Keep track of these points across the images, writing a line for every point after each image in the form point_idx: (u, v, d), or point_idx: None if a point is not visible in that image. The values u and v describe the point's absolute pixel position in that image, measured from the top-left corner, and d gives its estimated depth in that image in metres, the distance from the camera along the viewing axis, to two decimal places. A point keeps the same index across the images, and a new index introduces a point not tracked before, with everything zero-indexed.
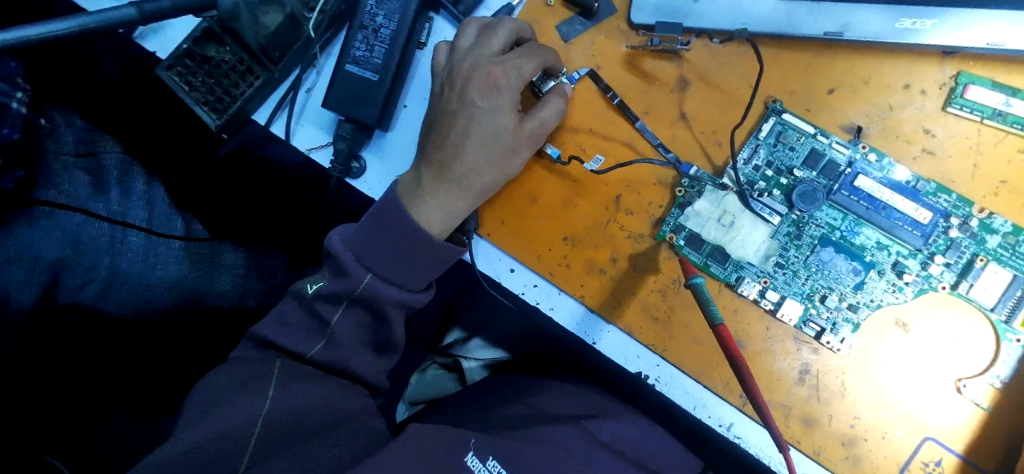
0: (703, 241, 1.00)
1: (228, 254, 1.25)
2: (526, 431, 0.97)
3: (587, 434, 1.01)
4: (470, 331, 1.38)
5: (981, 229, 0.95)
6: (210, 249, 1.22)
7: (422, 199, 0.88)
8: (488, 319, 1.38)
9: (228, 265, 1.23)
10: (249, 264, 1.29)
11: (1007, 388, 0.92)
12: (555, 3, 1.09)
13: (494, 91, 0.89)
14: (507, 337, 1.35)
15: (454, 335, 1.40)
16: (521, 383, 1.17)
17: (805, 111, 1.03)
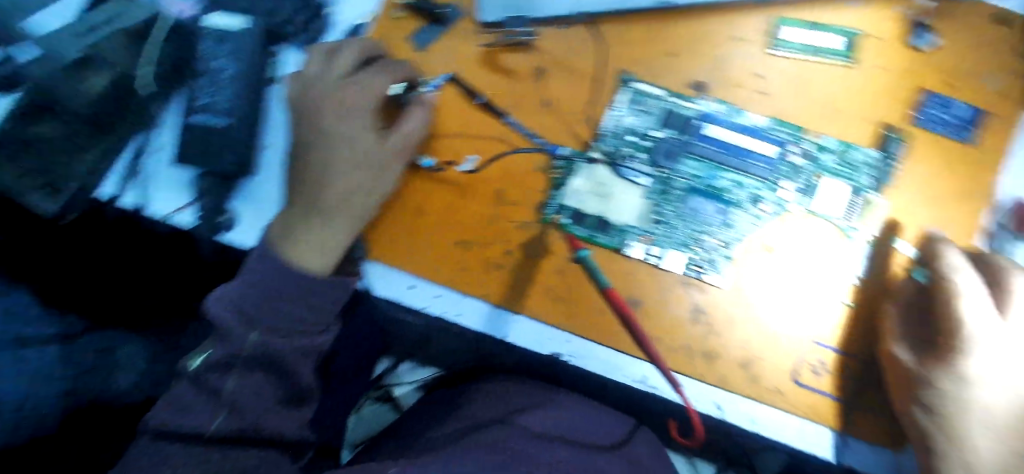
0: (585, 214, 1.07)
1: (123, 349, 1.21)
2: (471, 438, 1.00)
3: (523, 430, 1.04)
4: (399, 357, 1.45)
5: (817, 150, 1.06)
6: (101, 345, 1.18)
7: (299, 238, 0.88)
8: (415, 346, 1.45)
9: (124, 363, 1.20)
10: (153, 354, 1.26)
11: (863, 284, 1.04)
12: (404, 15, 1.07)
13: (347, 112, 0.88)
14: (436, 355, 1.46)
15: (384, 366, 1.44)
16: (457, 394, 1.24)
17: (652, 76, 1.09)
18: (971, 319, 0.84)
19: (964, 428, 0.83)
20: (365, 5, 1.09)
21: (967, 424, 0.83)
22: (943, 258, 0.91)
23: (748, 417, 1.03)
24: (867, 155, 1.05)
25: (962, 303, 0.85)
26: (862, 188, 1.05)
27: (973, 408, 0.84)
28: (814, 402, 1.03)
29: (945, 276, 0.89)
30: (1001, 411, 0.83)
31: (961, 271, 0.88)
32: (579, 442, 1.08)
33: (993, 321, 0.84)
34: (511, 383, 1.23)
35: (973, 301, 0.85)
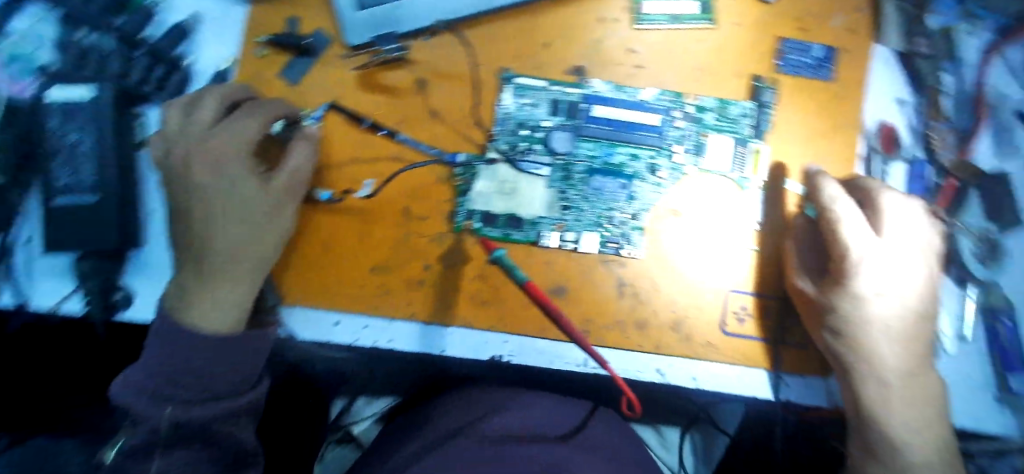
0: (496, 215, 1.08)
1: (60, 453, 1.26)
2: (434, 456, 0.99)
3: (485, 437, 1.03)
4: (354, 392, 1.42)
5: (699, 111, 1.11)
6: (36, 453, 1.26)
7: (199, 299, 0.84)
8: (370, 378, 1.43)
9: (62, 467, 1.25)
10: (87, 453, 1.27)
11: (765, 227, 1.10)
12: (269, 53, 1.03)
13: (219, 161, 0.84)
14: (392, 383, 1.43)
15: (338, 406, 1.41)
16: (415, 419, 1.20)
17: (533, 69, 1.11)
18: (854, 243, 0.89)
19: (869, 342, 0.89)
20: (224, 48, 1.03)
21: (871, 338, 0.89)
22: (823, 189, 0.96)
23: (689, 376, 1.07)
24: (743, 108, 1.11)
25: (844, 229, 0.90)
26: (745, 138, 1.11)
27: (873, 322, 0.89)
28: (742, 347, 1.08)
29: (827, 206, 0.94)
30: (898, 319, 0.89)
31: (839, 199, 0.93)
32: (541, 434, 1.08)
33: (875, 239, 0.90)
34: (466, 396, 1.21)
35: (853, 225, 0.90)
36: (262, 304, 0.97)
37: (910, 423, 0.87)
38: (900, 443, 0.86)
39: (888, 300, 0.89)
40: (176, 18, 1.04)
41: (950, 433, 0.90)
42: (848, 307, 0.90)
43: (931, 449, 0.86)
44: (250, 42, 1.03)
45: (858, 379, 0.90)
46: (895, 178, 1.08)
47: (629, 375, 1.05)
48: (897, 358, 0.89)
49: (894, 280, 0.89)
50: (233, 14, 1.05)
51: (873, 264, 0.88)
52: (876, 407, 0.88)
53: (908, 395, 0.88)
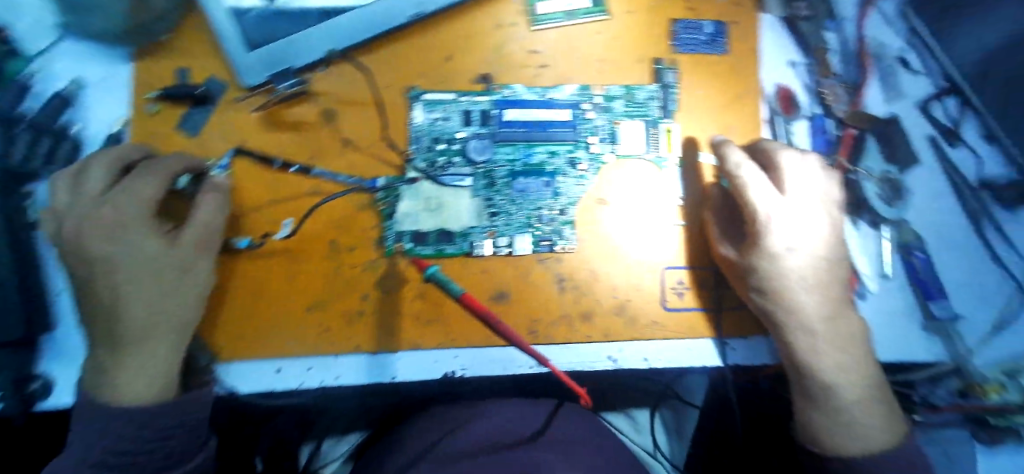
0: (425, 233, 1.07)
1: None
2: None
3: (454, 456, 1.02)
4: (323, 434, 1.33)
5: (607, 100, 1.14)
6: None
7: (120, 371, 0.82)
8: (339, 416, 1.35)
9: None
10: None
11: (687, 202, 1.13)
12: (161, 108, 1.02)
13: (117, 229, 0.81)
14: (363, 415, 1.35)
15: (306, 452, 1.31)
16: (380, 450, 1.17)
17: (440, 83, 1.11)
18: (762, 204, 0.94)
19: (792, 295, 0.93)
20: (114, 109, 1.00)
21: (794, 291, 0.93)
22: (728, 157, 1.00)
23: (641, 357, 1.08)
24: (649, 91, 1.14)
25: (751, 193, 0.95)
26: (655, 119, 1.14)
27: (793, 275, 0.93)
28: (686, 320, 1.11)
29: (733, 174, 0.98)
30: (815, 269, 0.94)
31: (744, 165, 0.98)
32: (506, 442, 1.07)
33: (780, 198, 0.95)
34: (428, 420, 1.18)
35: (758, 188, 0.95)
36: (195, 366, 0.95)
37: (840, 364, 0.92)
38: (832, 384, 0.92)
39: (803, 252, 0.93)
40: (56, 86, 1.00)
41: (877, 366, 0.96)
42: (767, 265, 0.94)
43: (860, 387, 0.92)
44: (139, 99, 1.01)
45: (787, 331, 0.95)
46: (799, 134, 1.14)
47: (583, 366, 1.07)
48: (819, 305, 0.93)
49: (806, 233, 0.94)
50: (117, 73, 1.02)
51: (782, 221, 0.93)
52: (808, 355, 0.93)
53: (834, 338, 0.93)
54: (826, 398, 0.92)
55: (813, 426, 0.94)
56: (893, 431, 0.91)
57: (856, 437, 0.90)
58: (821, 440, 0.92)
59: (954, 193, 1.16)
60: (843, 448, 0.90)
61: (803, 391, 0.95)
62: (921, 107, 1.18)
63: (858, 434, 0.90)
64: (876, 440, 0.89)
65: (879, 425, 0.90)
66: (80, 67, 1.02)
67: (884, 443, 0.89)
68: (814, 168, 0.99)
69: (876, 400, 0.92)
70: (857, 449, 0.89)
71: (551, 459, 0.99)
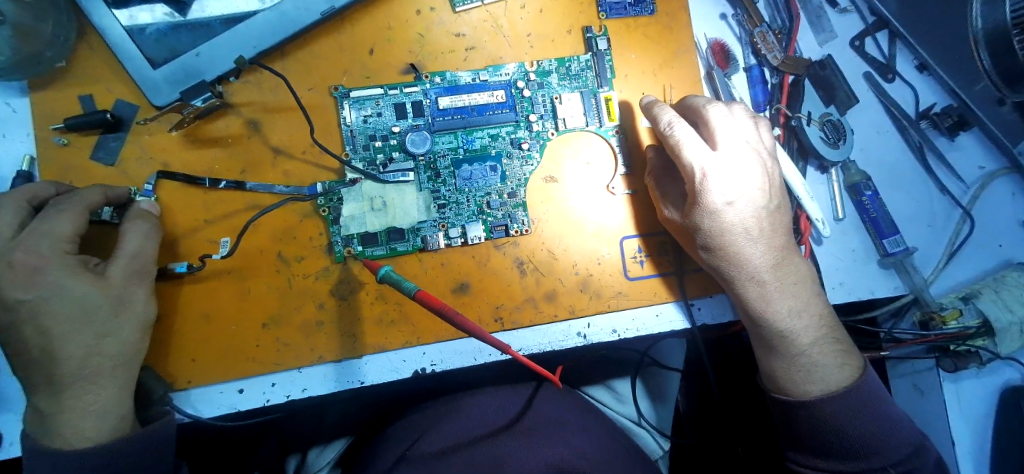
0: (374, 233, 1.04)
1: None
2: None
3: (432, 454, 0.97)
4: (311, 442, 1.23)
5: (541, 76, 1.12)
6: None
7: (64, 415, 0.79)
8: (324, 421, 1.27)
9: None
10: None
11: (635, 169, 1.12)
12: (69, 139, 0.98)
13: (34, 271, 0.78)
14: (348, 418, 1.26)
15: (293, 463, 1.21)
16: (360, 460, 1.10)
17: (366, 79, 1.07)
18: (697, 160, 0.93)
19: (737, 248, 0.93)
20: (20, 146, 0.97)
21: (739, 244, 0.93)
22: (660, 118, 0.99)
23: (610, 328, 1.08)
24: (583, 62, 1.13)
25: (686, 151, 0.94)
26: (593, 89, 1.12)
27: (737, 229, 0.93)
28: (649, 287, 1.11)
29: (667, 134, 0.97)
30: (757, 220, 0.94)
31: (676, 123, 0.97)
32: (483, 434, 1.03)
33: (714, 153, 0.94)
34: (403, 424, 1.12)
35: (692, 145, 0.94)
36: (150, 397, 0.93)
37: (792, 310, 0.93)
38: (787, 331, 0.92)
39: (743, 204, 0.93)
40: None
41: (827, 307, 0.97)
42: (710, 222, 0.93)
43: (813, 326, 0.93)
44: (44, 131, 0.97)
45: (738, 285, 0.95)
46: (738, 87, 1.15)
47: (553, 347, 1.07)
48: (765, 255, 0.94)
49: (743, 184, 0.93)
50: (16, 108, 0.98)
51: (719, 176, 0.92)
52: (761, 306, 0.94)
53: (783, 285, 0.94)
54: (783, 346, 0.93)
55: (777, 374, 0.94)
56: (852, 367, 0.92)
57: (816, 379, 0.91)
58: (785, 387, 0.93)
59: (894, 128, 1.17)
60: (806, 392, 0.91)
61: (762, 342, 0.96)
62: (854, 45, 1.19)
63: (817, 375, 0.91)
64: (836, 378, 0.91)
65: (837, 364, 0.91)
66: None
67: (843, 381, 0.91)
68: (742, 121, 1.00)
69: (832, 339, 0.93)
70: (820, 390, 0.90)
71: (520, 449, 0.97)
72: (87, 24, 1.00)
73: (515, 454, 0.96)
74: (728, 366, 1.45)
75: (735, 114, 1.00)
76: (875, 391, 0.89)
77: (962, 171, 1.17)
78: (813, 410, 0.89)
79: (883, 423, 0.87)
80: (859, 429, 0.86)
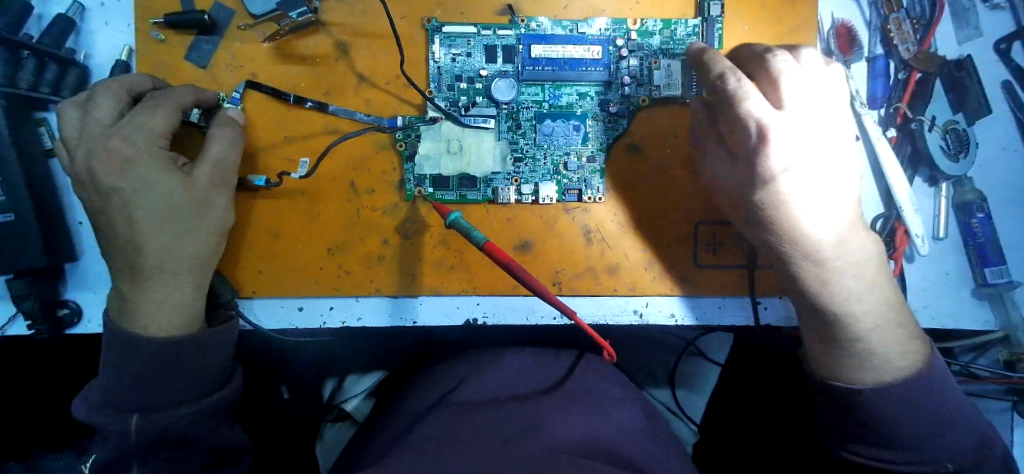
0: (447, 177, 1.02)
1: None
2: (416, 428, 0.90)
3: (475, 401, 0.98)
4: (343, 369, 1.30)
5: (642, 37, 1.04)
6: None
7: (143, 304, 0.81)
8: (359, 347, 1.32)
9: None
10: None
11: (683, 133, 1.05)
12: (166, 36, 0.98)
13: (129, 161, 0.79)
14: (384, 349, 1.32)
15: (329, 386, 1.27)
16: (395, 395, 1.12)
17: (460, 15, 1.03)
18: (760, 116, 0.79)
19: (794, 216, 0.80)
20: (116, 36, 0.97)
21: (799, 213, 0.80)
22: (713, 67, 0.85)
23: (669, 312, 1.05)
24: (689, 27, 1.05)
25: (748, 104, 0.79)
26: None
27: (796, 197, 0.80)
28: (718, 276, 1.06)
29: (722, 85, 0.82)
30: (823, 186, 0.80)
31: (732, 73, 0.82)
32: (526, 391, 1.02)
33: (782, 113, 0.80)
34: (445, 366, 1.13)
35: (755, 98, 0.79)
36: (218, 300, 0.94)
37: (852, 291, 0.80)
38: (841, 314, 0.80)
39: (811, 174, 0.80)
40: (57, 10, 0.96)
41: (895, 290, 0.83)
42: (762, 193, 0.81)
43: (873, 309, 0.80)
44: (140, 24, 0.97)
45: (791, 262, 0.82)
46: (857, 78, 1.05)
47: (608, 321, 1.04)
48: (828, 227, 0.80)
49: (810, 148, 0.79)
50: None
51: (787, 136, 0.78)
52: (816, 288, 0.81)
53: (845, 263, 0.80)
54: (834, 331, 0.81)
55: (826, 362, 0.82)
56: (914, 355, 0.78)
57: (872, 367, 0.78)
58: (832, 375, 0.81)
59: None
60: (858, 381, 0.78)
61: (811, 323, 0.84)
62: (1000, 48, 1.06)
63: (873, 364, 0.78)
64: (895, 367, 0.78)
65: (899, 354, 0.78)
66: None
67: (903, 370, 0.77)
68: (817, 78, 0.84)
69: (894, 324, 0.80)
70: (875, 380, 0.78)
71: (563, 414, 0.94)
72: None
73: (551, 418, 0.92)
74: (774, 369, 1.39)
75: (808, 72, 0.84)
76: (941, 382, 0.76)
77: None
78: (863, 402, 0.76)
79: (948, 418, 0.74)
80: (921, 425, 0.74)
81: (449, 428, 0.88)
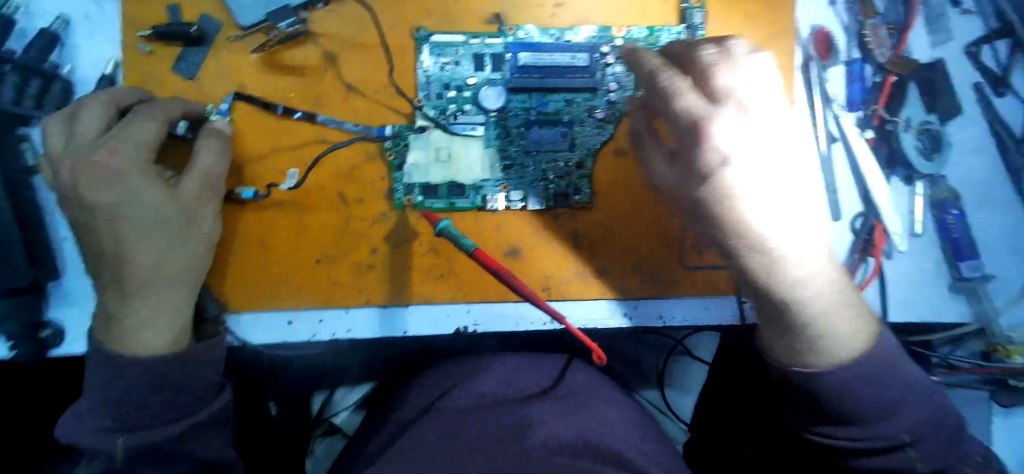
0: (436, 185, 1.02)
1: None
2: (406, 438, 0.91)
3: (465, 408, 0.98)
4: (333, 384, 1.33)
5: (628, 43, 1.06)
6: None
7: (131, 321, 0.80)
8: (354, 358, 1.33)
9: None
10: None
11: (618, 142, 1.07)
12: (154, 48, 0.96)
13: (115, 175, 0.78)
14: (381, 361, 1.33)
15: (318, 400, 1.31)
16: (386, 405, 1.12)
17: (448, 24, 1.03)
18: (694, 107, 0.71)
19: (734, 202, 0.71)
20: (101, 48, 0.96)
21: (741, 201, 0.71)
22: (646, 65, 0.78)
23: (658, 313, 1.07)
24: (673, 33, 1.06)
25: (683, 97, 0.72)
26: None
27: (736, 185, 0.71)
28: (706, 276, 1.08)
29: (659, 80, 0.75)
30: (765, 166, 0.71)
31: (664, 70, 0.76)
32: (518, 396, 1.03)
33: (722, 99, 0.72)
34: (436, 373, 1.13)
35: (688, 90, 0.73)
36: (205, 315, 0.92)
37: (801, 276, 0.70)
38: (792, 302, 0.70)
39: (752, 159, 0.71)
40: (40, 24, 0.95)
41: (841, 268, 0.75)
42: (705, 188, 0.73)
43: (824, 290, 0.71)
44: (126, 35, 0.96)
45: (738, 251, 0.73)
46: (834, 81, 1.08)
47: (598, 324, 1.05)
48: (772, 211, 0.71)
49: (751, 128, 0.71)
50: (105, 9, 0.96)
51: (727, 123, 0.70)
52: (762, 275, 0.72)
53: (793, 246, 0.71)
54: (786, 320, 0.72)
55: (781, 352, 0.73)
56: (869, 334, 0.70)
57: (827, 351, 0.69)
58: (787, 365, 0.71)
59: (995, 147, 1.10)
60: (815, 365, 0.69)
61: (763, 314, 0.75)
62: (970, 51, 1.10)
63: (827, 346, 0.69)
64: (851, 345, 0.69)
65: (854, 336, 0.69)
66: (63, 2, 0.96)
67: (859, 346, 0.69)
68: (744, 61, 0.76)
69: (845, 304, 0.71)
70: (831, 362, 0.68)
71: (554, 416, 0.95)
72: None
73: (544, 422, 0.93)
74: None
75: (738, 54, 0.76)
76: (892, 352, 0.68)
77: None
78: (823, 392, 0.67)
79: (900, 390, 0.65)
80: (877, 406, 0.65)
81: (437, 433, 0.88)
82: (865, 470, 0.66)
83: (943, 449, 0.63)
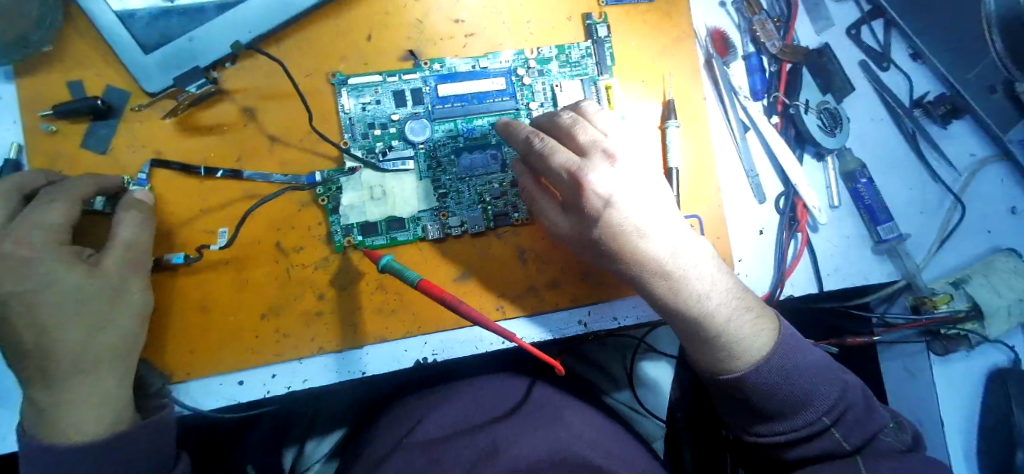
0: (374, 223, 1.03)
1: None
2: None
3: (432, 440, 0.98)
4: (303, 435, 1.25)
5: (541, 64, 1.10)
6: None
7: (61, 409, 0.77)
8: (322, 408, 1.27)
9: None
10: None
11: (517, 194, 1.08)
12: (58, 127, 0.95)
13: (25, 263, 0.76)
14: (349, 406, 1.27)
15: (290, 455, 1.24)
16: (355, 449, 1.10)
17: (363, 66, 1.05)
18: (568, 161, 0.82)
19: (637, 241, 0.83)
20: (4, 134, 0.94)
21: (645, 238, 0.83)
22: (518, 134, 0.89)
23: (610, 316, 1.09)
24: (582, 49, 1.11)
25: (557, 154, 0.83)
26: (593, 77, 1.10)
27: (629, 225, 0.82)
28: None
29: (533, 144, 0.86)
30: (652, 206, 0.84)
31: (535, 135, 0.86)
32: (485, 420, 1.03)
33: (593, 155, 0.84)
34: (402, 408, 1.13)
35: (560, 149, 0.84)
36: (147, 389, 0.92)
37: (703, 292, 0.84)
38: (701, 316, 0.84)
39: (637, 202, 0.83)
40: None
41: (731, 275, 0.89)
42: (602, 228, 0.83)
43: (724, 300, 0.85)
44: (29, 118, 0.95)
45: (647, 281, 0.85)
46: (737, 75, 1.16)
47: (553, 336, 1.07)
48: (666, 242, 0.84)
49: (629, 177, 0.83)
50: (4, 94, 0.95)
51: (603, 173, 0.81)
52: (672, 297, 0.84)
53: (690, 269, 0.84)
54: (702, 333, 0.85)
55: (707, 360, 0.86)
56: (768, 328, 0.85)
57: (741, 352, 0.83)
58: (715, 370, 0.85)
59: (889, 117, 1.19)
60: (736, 367, 0.83)
61: (683, 332, 0.88)
62: (851, 33, 1.20)
63: (741, 349, 0.83)
64: (758, 343, 0.83)
65: (757, 332, 0.84)
66: None
67: (765, 342, 0.84)
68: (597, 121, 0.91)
69: (744, 307, 0.86)
70: (747, 362, 0.83)
71: (521, 434, 0.95)
72: (76, 7, 0.97)
73: (512, 442, 0.93)
74: None
75: (591, 116, 0.91)
76: (794, 342, 0.84)
77: (955, 158, 1.20)
78: (750, 388, 0.81)
79: (811, 375, 0.81)
80: (797, 398, 0.80)
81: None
82: (803, 456, 0.81)
83: (858, 422, 0.80)
